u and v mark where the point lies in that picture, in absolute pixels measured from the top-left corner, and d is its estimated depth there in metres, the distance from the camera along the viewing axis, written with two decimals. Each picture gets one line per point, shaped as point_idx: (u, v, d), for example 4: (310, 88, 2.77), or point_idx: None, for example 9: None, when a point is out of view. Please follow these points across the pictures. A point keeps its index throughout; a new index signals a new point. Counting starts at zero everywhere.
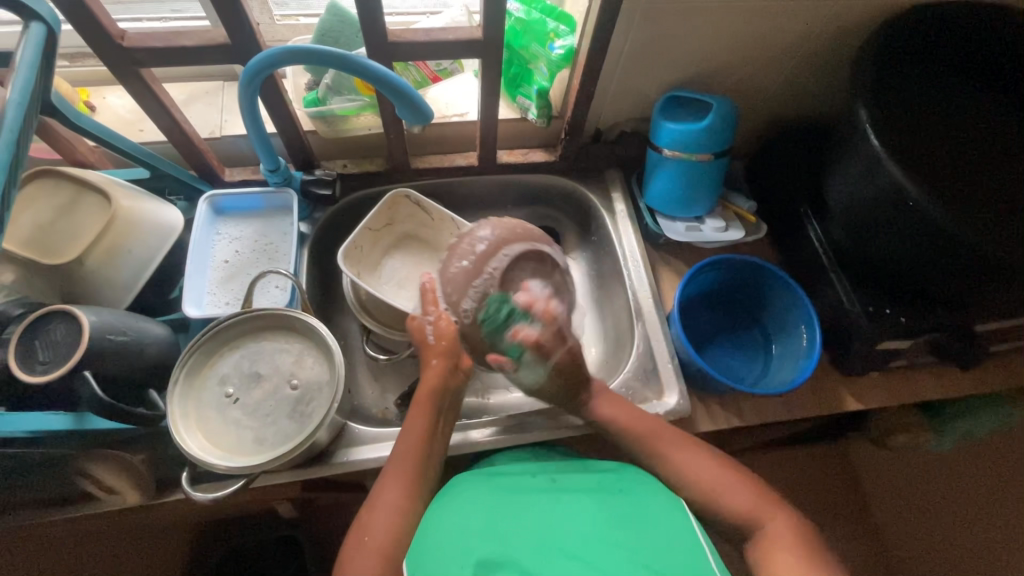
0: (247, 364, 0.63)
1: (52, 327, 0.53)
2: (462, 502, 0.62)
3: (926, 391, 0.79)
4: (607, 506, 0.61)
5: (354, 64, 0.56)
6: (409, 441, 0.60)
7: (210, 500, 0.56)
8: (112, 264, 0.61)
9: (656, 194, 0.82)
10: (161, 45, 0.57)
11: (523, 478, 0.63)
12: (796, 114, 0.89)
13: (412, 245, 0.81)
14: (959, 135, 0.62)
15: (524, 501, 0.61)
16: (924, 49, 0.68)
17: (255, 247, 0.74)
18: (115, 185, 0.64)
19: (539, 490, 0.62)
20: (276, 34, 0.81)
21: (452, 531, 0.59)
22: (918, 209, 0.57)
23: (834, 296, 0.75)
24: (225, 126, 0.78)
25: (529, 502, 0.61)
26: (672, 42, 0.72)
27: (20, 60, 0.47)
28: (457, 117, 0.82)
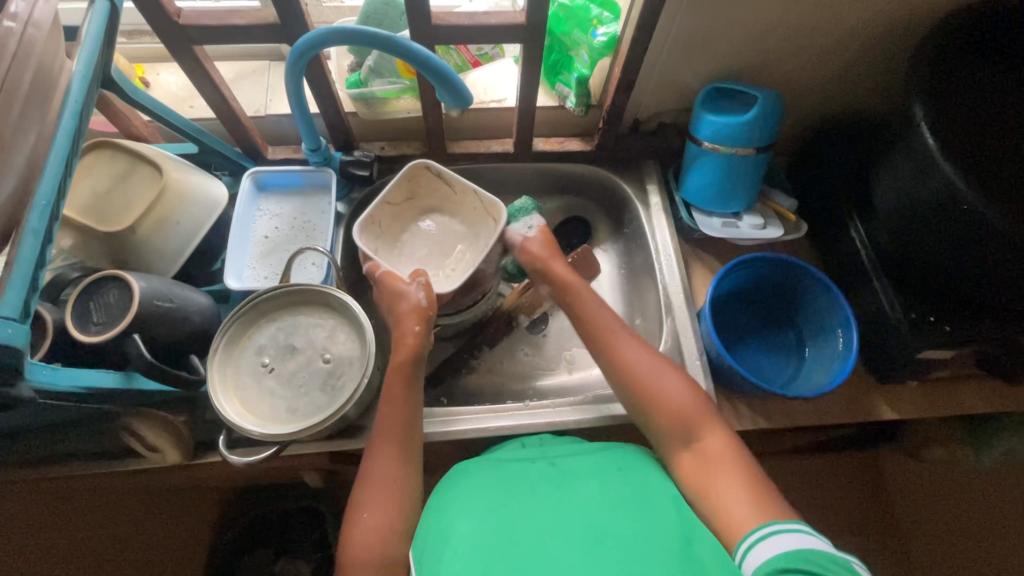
0: (283, 336, 0.65)
1: (106, 291, 0.56)
2: (467, 482, 0.61)
3: (967, 404, 0.76)
4: (613, 487, 0.58)
5: (397, 46, 0.57)
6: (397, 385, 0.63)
7: (244, 464, 0.59)
8: (161, 234, 0.64)
9: (692, 187, 0.80)
10: (214, 24, 0.59)
11: (527, 466, 0.62)
12: (844, 110, 0.86)
13: (436, 218, 0.81)
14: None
15: (524, 484, 0.60)
16: (989, 46, 0.64)
17: (294, 224, 0.77)
18: (166, 157, 0.66)
19: (540, 475, 0.61)
20: (323, 15, 0.82)
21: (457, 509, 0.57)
22: (973, 212, 0.55)
23: (876, 301, 0.73)
24: (270, 105, 0.80)
25: (531, 484, 0.60)
26: (719, 32, 0.70)
27: (86, 34, 0.49)
28: (495, 103, 0.82)
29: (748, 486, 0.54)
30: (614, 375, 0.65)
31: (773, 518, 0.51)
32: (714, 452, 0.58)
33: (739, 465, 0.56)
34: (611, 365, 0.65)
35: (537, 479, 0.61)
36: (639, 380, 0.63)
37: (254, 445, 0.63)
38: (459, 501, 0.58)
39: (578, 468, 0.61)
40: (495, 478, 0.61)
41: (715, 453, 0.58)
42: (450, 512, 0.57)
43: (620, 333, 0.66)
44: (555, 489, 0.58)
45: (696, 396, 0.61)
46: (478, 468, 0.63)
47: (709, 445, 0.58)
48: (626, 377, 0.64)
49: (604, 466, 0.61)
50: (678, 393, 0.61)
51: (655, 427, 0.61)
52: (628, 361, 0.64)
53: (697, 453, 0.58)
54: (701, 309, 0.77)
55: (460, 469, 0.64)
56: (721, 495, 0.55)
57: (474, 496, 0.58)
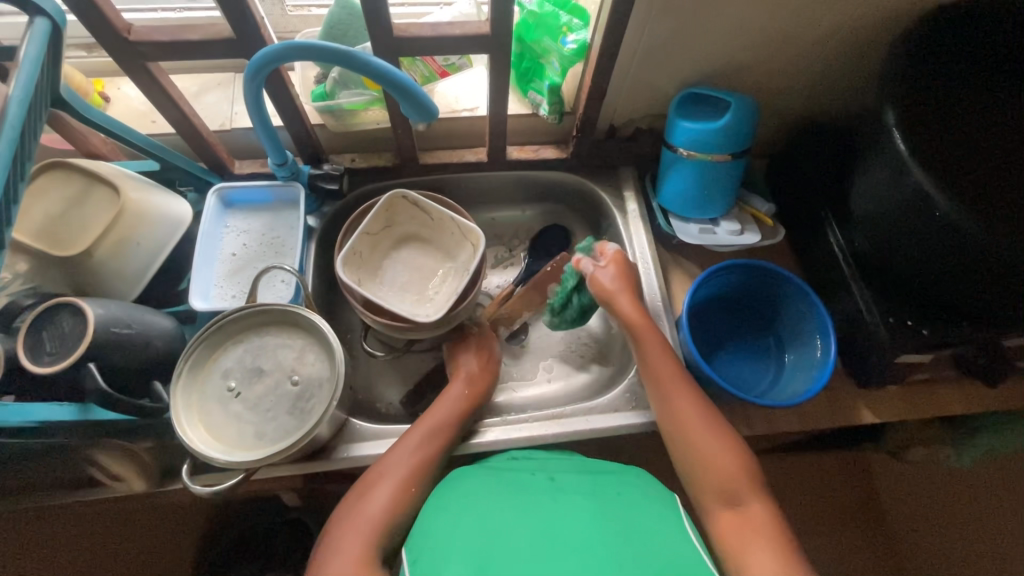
0: (249, 358, 0.64)
1: (60, 319, 0.54)
2: (466, 490, 0.59)
3: (946, 406, 0.76)
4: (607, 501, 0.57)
5: (358, 60, 0.55)
6: (439, 414, 0.66)
7: (209, 494, 0.57)
8: (120, 256, 0.62)
9: (669, 195, 0.79)
10: (166, 39, 0.57)
11: (526, 477, 0.61)
12: (821, 112, 0.85)
13: (414, 245, 0.80)
14: (996, 145, 0.58)
15: (522, 493, 0.58)
16: (960, 46, 0.63)
17: (263, 240, 0.75)
18: (125, 177, 0.64)
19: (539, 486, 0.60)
20: (287, 25, 0.80)
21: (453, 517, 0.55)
22: (945, 221, 0.54)
23: (853, 306, 0.72)
24: (235, 118, 0.78)
25: (528, 493, 0.58)
26: (689, 38, 0.69)
27: (24, 56, 0.47)
28: (467, 112, 0.80)
29: (782, 557, 0.52)
30: (664, 412, 0.62)
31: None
32: (756, 519, 0.55)
33: (779, 539, 0.53)
34: (661, 401, 0.63)
35: (536, 489, 0.59)
36: (690, 431, 0.60)
37: (221, 472, 0.61)
38: (456, 507, 0.57)
39: (576, 484, 0.60)
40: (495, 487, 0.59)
41: (758, 522, 0.55)
42: (446, 518, 0.55)
43: (681, 379, 0.63)
44: (553, 499, 0.57)
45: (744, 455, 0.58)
46: (480, 474, 0.61)
47: (753, 513, 0.55)
48: (675, 419, 0.61)
49: (599, 483, 0.60)
50: (727, 449, 0.58)
51: (696, 480, 0.59)
52: (681, 407, 0.61)
53: (737, 515, 0.56)
54: (678, 318, 0.76)
55: (459, 473, 0.62)
56: (751, 559, 0.52)
57: (473, 503, 0.57)
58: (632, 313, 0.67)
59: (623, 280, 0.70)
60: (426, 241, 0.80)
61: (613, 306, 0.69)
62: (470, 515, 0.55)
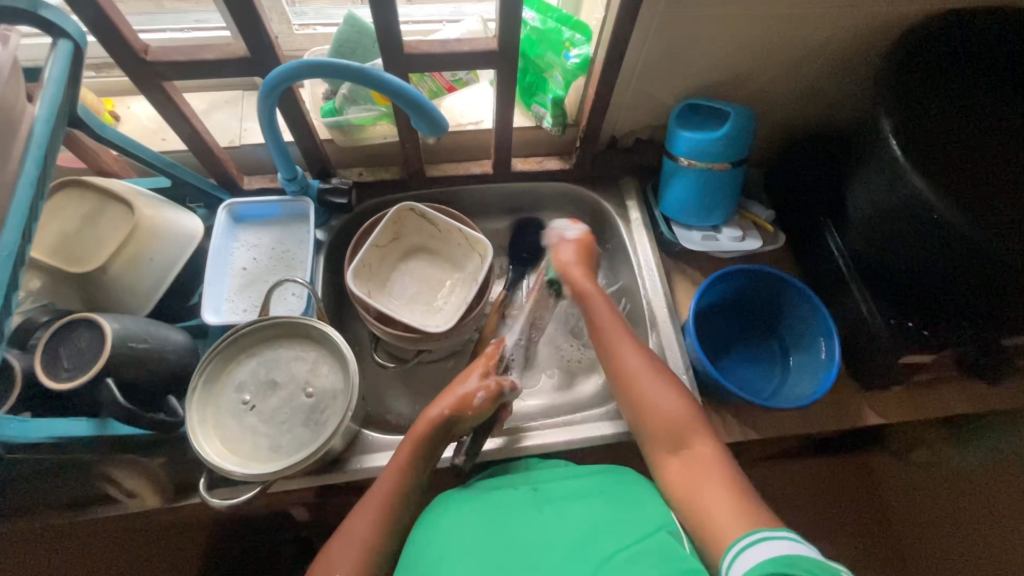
0: (263, 371, 0.64)
1: (76, 335, 0.54)
2: (451, 514, 0.59)
3: (950, 405, 0.77)
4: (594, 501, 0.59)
5: (371, 77, 0.57)
6: (389, 481, 0.60)
7: (225, 507, 0.57)
8: (133, 272, 0.63)
9: (671, 203, 0.81)
10: (182, 59, 0.58)
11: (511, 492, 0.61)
12: (818, 119, 0.87)
13: (422, 257, 0.82)
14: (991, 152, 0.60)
15: (505, 513, 0.58)
16: (952, 57, 0.66)
17: (273, 255, 0.76)
18: (137, 193, 0.65)
19: (523, 500, 0.60)
20: (295, 44, 0.82)
21: (438, 546, 0.55)
22: (942, 223, 0.55)
23: (855, 308, 0.74)
24: (245, 135, 0.79)
25: (515, 509, 0.59)
26: (689, 51, 0.72)
27: (48, 78, 0.48)
28: (472, 126, 0.82)
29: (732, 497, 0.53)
30: (613, 372, 0.66)
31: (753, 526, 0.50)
32: (702, 460, 0.57)
33: (724, 475, 0.56)
34: (610, 357, 0.67)
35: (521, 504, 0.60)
36: (633, 377, 0.64)
37: (237, 486, 0.61)
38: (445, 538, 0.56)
39: (559, 492, 0.61)
40: (477, 511, 0.59)
41: (705, 462, 0.57)
42: (436, 551, 0.55)
43: (627, 338, 0.67)
44: (536, 515, 0.58)
45: (690, 403, 0.61)
46: (466, 500, 0.60)
47: (698, 455, 0.58)
48: (622, 376, 0.65)
49: (587, 486, 0.61)
50: (675, 401, 0.61)
51: (643, 426, 0.62)
52: (629, 365, 0.65)
53: (685, 460, 0.58)
54: (685, 323, 0.77)
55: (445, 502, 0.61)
56: (707, 501, 0.54)
57: (462, 531, 0.56)
58: (591, 288, 0.72)
59: (581, 254, 0.76)
60: (434, 252, 0.82)
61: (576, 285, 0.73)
62: (454, 541, 0.55)
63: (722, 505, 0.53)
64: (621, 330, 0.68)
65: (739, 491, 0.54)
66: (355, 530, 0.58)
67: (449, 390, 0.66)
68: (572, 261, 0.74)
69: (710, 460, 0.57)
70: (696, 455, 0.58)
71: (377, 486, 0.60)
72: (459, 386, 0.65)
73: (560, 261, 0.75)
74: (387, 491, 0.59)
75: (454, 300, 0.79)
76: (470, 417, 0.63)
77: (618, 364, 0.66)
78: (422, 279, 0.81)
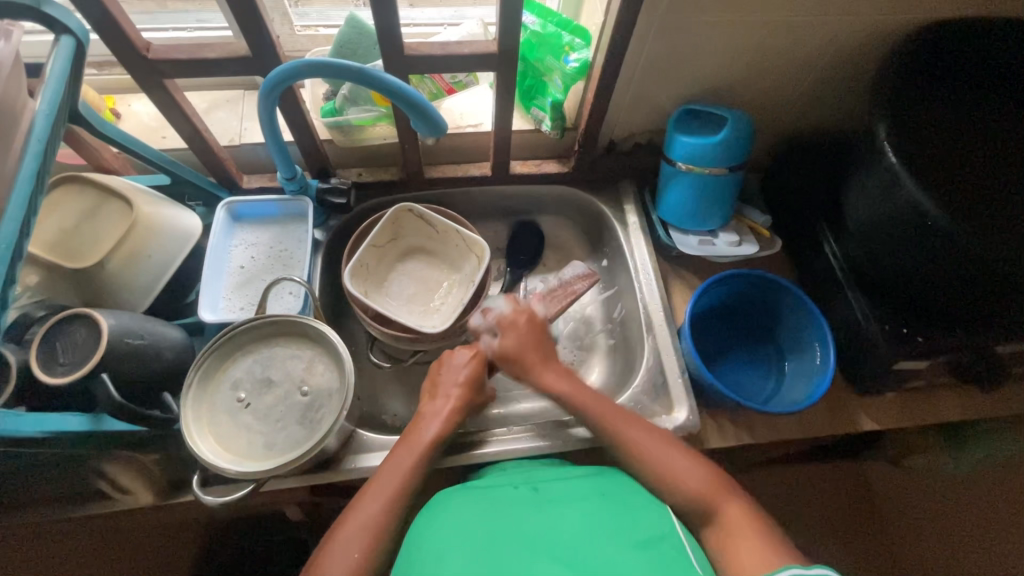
0: (259, 369, 0.64)
1: (72, 331, 0.54)
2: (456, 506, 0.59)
3: (945, 412, 0.77)
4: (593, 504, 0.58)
5: (371, 78, 0.57)
6: (406, 457, 0.60)
7: (218, 504, 0.57)
8: (131, 268, 0.63)
9: (668, 207, 0.81)
10: (184, 57, 0.58)
11: (511, 489, 0.61)
12: (815, 126, 0.88)
13: (419, 257, 0.82)
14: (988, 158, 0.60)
15: (509, 505, 0.58)
16: (947, 65, 0.66)
17: (271, 253, 0.76)
18: (136, 190, 0.65)
19: (528, 497, 0.59)
20: (297, 44, 0.83)
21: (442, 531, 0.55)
22: (939, 229, 0.56)
23: (850, 313, 0.74)
24: (245, 134, 0.80)
25: (513, 508, 0.58)
26: (688, 57, 0.72)
27: (50, 73, 0.49)
28: (471, 128, 0.83)
29: (768, 549, 0.53)
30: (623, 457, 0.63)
31: (789, 565, 0.50)
32: (734, 522, 0.56)
33: (761, 534, 0.55)
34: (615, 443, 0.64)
35: (520, 504, 0.59)
36: (644, 454, 0.62)
37: (230, 484, 0.61)
38: (443, 534, 0.55)
39: (562, 491, 0.61)
40: (481, 504, 0.58)
41: (737, 523, 0.56)
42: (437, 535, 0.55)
43: (623, 413, 0.66)
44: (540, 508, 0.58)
45: (705, 467, 0.61)
46: (459, 502, 0.59)
47: (731, 515, 0.57)
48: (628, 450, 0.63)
49: (582, 488, 0.61)
50: (689, 463, 0.61)
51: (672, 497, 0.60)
52: (639, 445, 0.63)
53: (718, 528, 0.57)
54: (680, 327, 0.78)
55: (438, 503, 0.60)
56: (739, 551, 0.54)
57: (465, 522, 0.56)
58: (566, 387, 0.67)
59: (519, 340, 0.69)
60: (432, 252, 0.82)
61: (525, 372, 0.69)
62: (459, 528, 0.55)
63: (754, 552, 0.53)
64: (616, 409, 0.66)
65: (772, 539, 0.54)
66: (366, 508, 0.56)
67: (446, 374, 0.69)
68: (516, 346, 0.69)
69: (744, 518, 0.56)
70: (726, 521, 0.57)
71: (394, 460, 0.60)
72: (455, 363, 0.70)
73: (501, 350, 0.69)
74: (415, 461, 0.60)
75: (451, 301, 0.79)
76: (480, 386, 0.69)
77: (603, 409, 0.66)
78: (420, 279, 0.81)
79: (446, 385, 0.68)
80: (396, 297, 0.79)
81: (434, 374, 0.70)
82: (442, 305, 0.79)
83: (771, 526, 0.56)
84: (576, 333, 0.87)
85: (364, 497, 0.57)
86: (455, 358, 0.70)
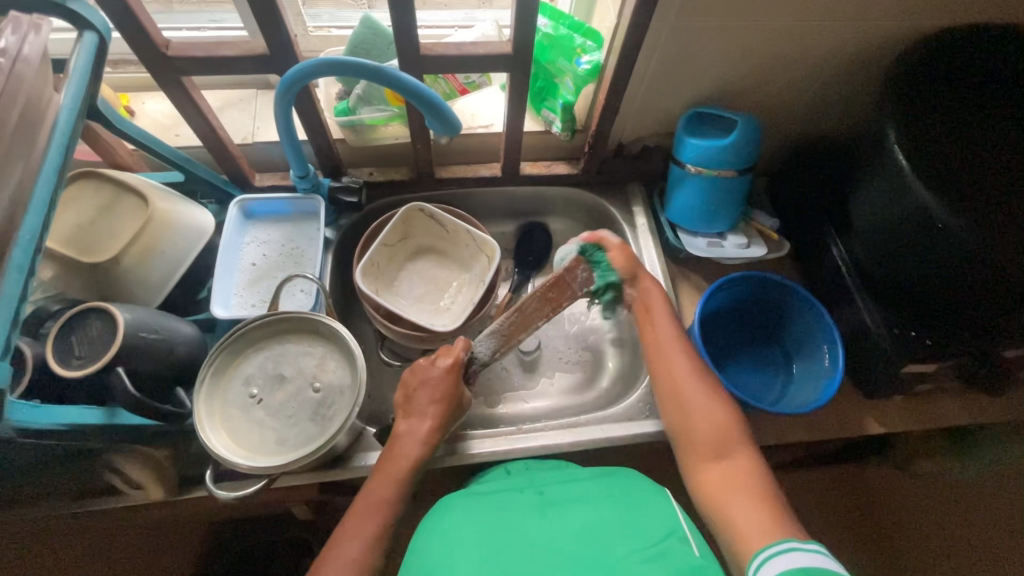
0: (271, 365, 0.64)
1: (87, 324, 0.55)
2: (462, 510, 0.59)
3: (951, 416, 0.77)
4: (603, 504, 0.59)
5: (388, 77, 0.58)
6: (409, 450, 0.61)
7: (231, 499, 0.57)
8: (146, 264, 0.63)
9: (677, 209, 0.82)
10: (202, 55, 0.59)
11: (515, 494, 0.61)
12: (824, 130, 0.88)
13: (429, 257, 0.82)
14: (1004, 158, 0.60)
15: (514, 510, 0.59)
16: (958, 70, 0.67)
17: (283, 251, 0.76)
18: (151, 187, 0.66)
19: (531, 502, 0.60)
20: (310, 45, 0.83)
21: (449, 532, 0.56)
22: (946, 230, 0.57)
23: (858, 316, 0.74)
24: (257, 133, 0.80)
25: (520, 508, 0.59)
26: (700, 60, 0.73)
27: (74, 68, 0.49)
28: (483, 129, 0.83)
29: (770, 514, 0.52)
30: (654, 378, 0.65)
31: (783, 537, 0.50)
32: (736, 474, 0.56)
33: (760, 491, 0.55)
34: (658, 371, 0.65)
35: (525, 509, 0.59)
36: (682, 387, 0.62)
37: (241, 479, 0.61)
38: (452, 532, 0.56)
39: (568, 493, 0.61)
40: (489, 509, 0.59)
41: (741, 477, 0.56)
42: (444, 538, 0.56)
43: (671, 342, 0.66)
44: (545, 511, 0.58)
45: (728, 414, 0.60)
46: (462, 506, 0.60)
47: (739, 464, 0.57)
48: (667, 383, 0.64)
49: (592, 488, 0.61)
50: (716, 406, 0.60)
51: (686, 434, 0.61)
52: (680, 376, 0.63)
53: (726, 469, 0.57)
54: (689, 327, 0.78)
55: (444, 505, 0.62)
56: (732, 511, 0.54)
57: (470, 523, 0.57)
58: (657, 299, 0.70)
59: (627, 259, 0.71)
60: (442, 252, 0.82)
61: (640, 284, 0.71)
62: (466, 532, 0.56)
63: (750, 513, 0.53)
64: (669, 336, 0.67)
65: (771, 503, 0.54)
66: (352, 543, 0.56)
67: (419, 389, 0.65)
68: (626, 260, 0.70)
69: (751, 478, 0.56)
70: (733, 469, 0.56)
71: (373, 491, 0.59)
72: (430, 380, 0.65)
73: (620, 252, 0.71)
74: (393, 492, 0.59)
75: (461, 300, 0.80)
76: (456, 401, 0.65)
77: (652, 338, 0.67)
78: (429, 278, 0.81)
79: (421, 402, 0.64)
80: (404, 296, 0.79)
81: (408, 388, 0.66)
82: (450, 305, 0.79)
83: (774, 491, 0.55)
84: (582, 333, 0.87)
85: (350, 525, 0.57)
86: (426, 373, 0.66)
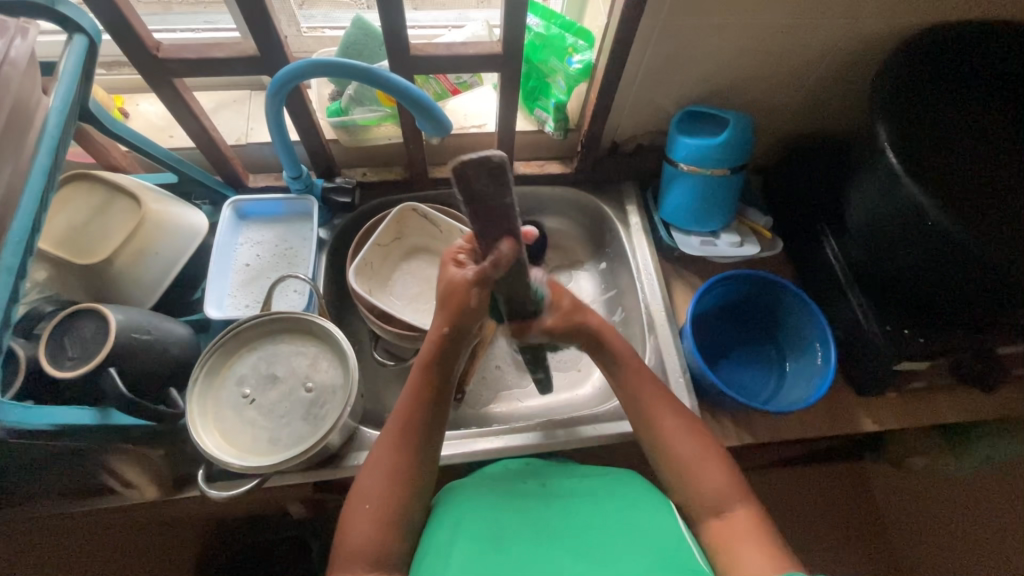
0: (264, 365, 0.65)
1: (81, 326, 0.55)
2: (459, 506, 0.59)
3: (945, 413, 0.77)
4: (604, 510, 0.59)
5: (377, 77, 0.58)
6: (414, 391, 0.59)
7: (224, 499, 0.57)
8: (139, 265, 0.64)
9: (670, 208, 0.82)
10: (193, 57, 0.59)
11: (518, 488, 0.62)
12: (817, 128, 0.88)
13: (423, 257, 0.82)
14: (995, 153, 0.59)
15: (516, 511, 0.59)
16: (949, 67, 0.67)
17: (276, 251, 0.77)
18: (144, 188, 0.66)
19: (532, 499, 0.60)
20: (303, 46, 0.84)
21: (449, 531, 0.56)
22: (936, 227, 0.56)
23: (850, 313, 0.74)
24: (251, 134, 0.81)
25: (522, 512, 0.59)
26: (691, 59, 0.73)
27: (63, 70, 0.50)
28: (475, 128, 0.84)
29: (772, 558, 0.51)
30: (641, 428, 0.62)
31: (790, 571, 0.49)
32: (740, 528, 0.54)
33: (764, 539, 0.53)
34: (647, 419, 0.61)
35: (527, 507, 0.59)
36: (671, 446, 0.59)
37: (235, 479, 0.62)
38: (454, 529, 0.56)
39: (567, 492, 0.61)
40: (491, 506, 0.59)
41: (744, 529, 0.54)
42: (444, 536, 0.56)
43: (658, 393, 0.62)
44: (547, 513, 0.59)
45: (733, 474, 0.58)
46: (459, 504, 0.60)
47: (738, 515, 0.55)
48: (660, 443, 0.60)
49: (586, 488, 0.62)
50: (716, 466, 0.58)
51: (686, 484, 0.58)
52: (669, 430, 0.60)
53: (725, 523, 0.56)
54: (682, 326, 0.78)
55: (457, 493, 0.61)
56: (741, 561, 0.52)
57: (467, 520, 0.57)
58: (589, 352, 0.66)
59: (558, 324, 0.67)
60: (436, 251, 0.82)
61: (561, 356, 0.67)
62: (468, 534, 0.56)
63: (756, 562, 0.51)
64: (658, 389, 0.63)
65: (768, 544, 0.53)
66: (387, 453, 0.56)
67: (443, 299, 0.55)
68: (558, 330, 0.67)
69: (752, 529, 0.54)
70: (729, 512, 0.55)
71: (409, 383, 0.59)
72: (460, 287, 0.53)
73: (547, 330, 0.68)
74: (425, 421, 0.58)
75: None
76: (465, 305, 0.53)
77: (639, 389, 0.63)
78: (422, 277, 0.81)
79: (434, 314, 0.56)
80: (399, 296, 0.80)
81: (443, 304, 0.54)
82: None
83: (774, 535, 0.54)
84: None
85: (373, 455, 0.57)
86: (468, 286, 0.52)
